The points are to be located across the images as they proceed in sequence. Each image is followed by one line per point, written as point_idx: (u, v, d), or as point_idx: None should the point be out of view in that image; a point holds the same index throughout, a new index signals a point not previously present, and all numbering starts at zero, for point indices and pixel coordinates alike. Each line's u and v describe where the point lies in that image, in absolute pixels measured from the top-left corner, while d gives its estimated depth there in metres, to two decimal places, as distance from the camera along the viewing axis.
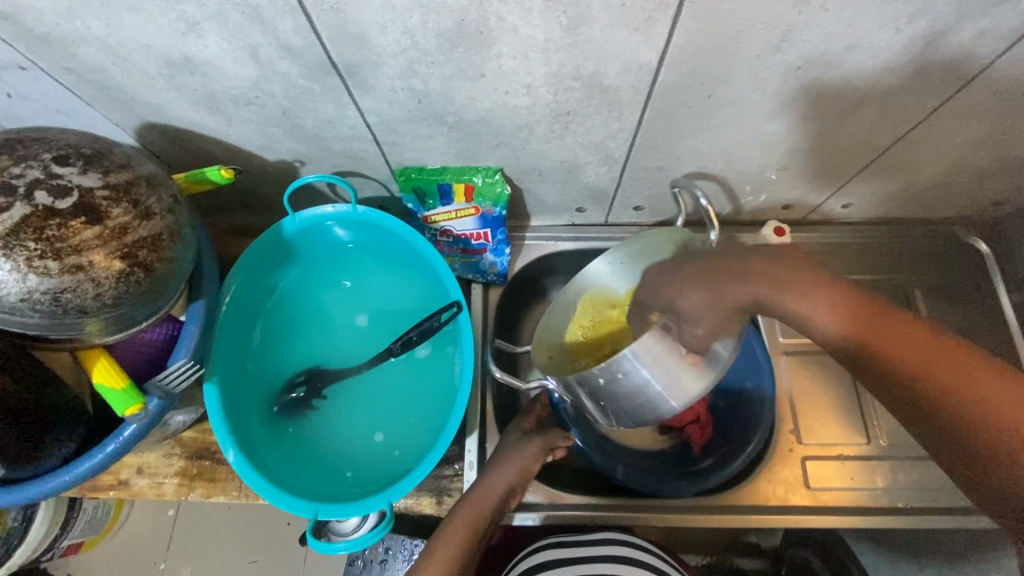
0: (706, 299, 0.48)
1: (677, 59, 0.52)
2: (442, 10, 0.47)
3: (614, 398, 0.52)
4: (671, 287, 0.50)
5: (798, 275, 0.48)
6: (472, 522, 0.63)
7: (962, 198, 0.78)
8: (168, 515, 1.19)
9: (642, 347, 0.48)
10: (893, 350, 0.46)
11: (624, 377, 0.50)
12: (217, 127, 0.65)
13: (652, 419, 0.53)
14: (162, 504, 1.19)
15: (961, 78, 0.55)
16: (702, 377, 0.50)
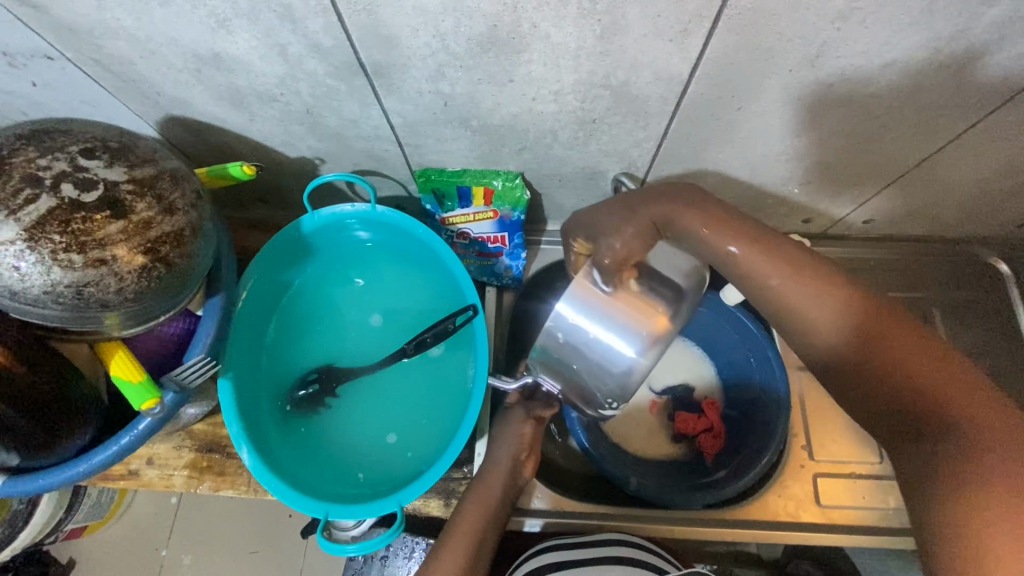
0: (622, 218, 0.49)
1: (710, 71, 0.51)
2: (475, 15, 0.46)
3: (584, 356, 0.48)
4: (591, 218, 0.51)
5: (800, 266, 0.50)
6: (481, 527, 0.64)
7: (986, 218, 0.77)
8: (171, 502, 1.19)
9: (578, 293, 0.46)
10: (896, 359, 0.47)
11: (577, 329, 0.46)
12: (240, 122, 0.65)
13: (631, 372, 0.47)
14: (166, 492, 1.20)
15: (997, 99, 0.54)
16: (658, 309, 0.46)
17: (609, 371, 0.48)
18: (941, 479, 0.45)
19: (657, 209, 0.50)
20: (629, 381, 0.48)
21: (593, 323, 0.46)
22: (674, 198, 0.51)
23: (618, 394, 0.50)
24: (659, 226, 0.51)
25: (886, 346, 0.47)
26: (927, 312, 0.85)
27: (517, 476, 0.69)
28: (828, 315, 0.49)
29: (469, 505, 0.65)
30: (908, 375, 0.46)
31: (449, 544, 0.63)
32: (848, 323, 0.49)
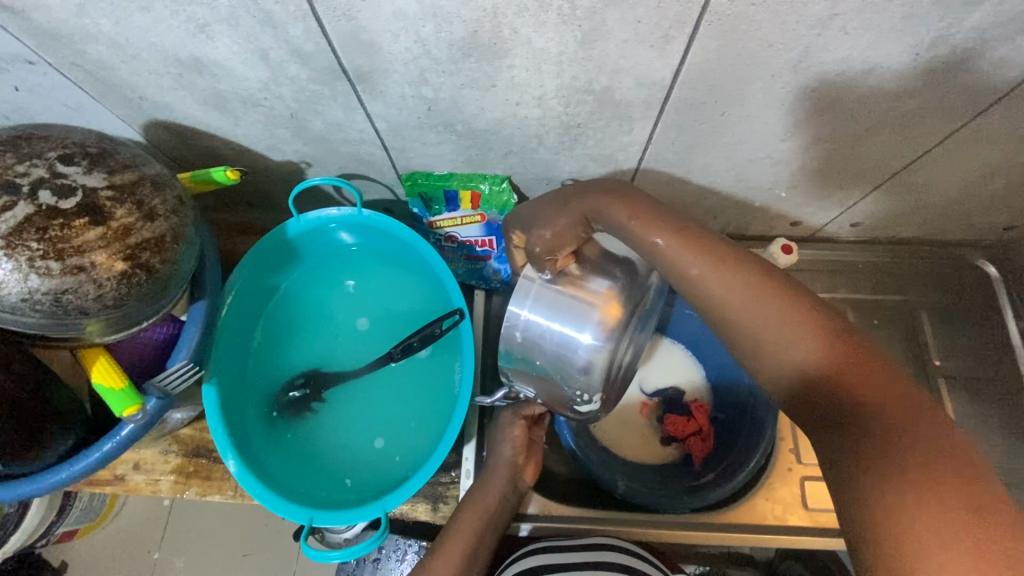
0: (554, 213, 0.53)
1: (692, 76, 0.51)
2: (456, 21, 0.46)
3: (543, 349, 0.55)
4: (530, 213, 0.56)
5: (747, 276, 0.46)
6: (468, 533, 0.63)
7: (974, 221, 0.77)
8: (163, 506, 1.19)
9: (525, 295, 0.54)
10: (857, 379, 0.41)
11: (531, 326, 0.54)
12: (224, 127, 0.65)
13: (586, 355, 0.53)
14: (157, 495, 1.19)
15: (980, 104, 0.54)
16: (595, 296, 0.53)
17: (570, 361, 0.54)
18: (868, 514, 0.38)
19: (586, 201, 0.53)
20: (586, 364, 0.54)
21: (542, 319, 0.54)
22: (604, 192, 0.52)
23: (586, 382, 0.55)
24: (586, 218, 0.53)
25: (837, 363, 0.42)
26: (916, 315, 0.84)
27: (507, 482, 0.68)
28: (778, 326, 0.44)
29: (458, 511, 0.65)
30: (857, 395, 0.41)
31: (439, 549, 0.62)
32: (802, 335, 0.43)
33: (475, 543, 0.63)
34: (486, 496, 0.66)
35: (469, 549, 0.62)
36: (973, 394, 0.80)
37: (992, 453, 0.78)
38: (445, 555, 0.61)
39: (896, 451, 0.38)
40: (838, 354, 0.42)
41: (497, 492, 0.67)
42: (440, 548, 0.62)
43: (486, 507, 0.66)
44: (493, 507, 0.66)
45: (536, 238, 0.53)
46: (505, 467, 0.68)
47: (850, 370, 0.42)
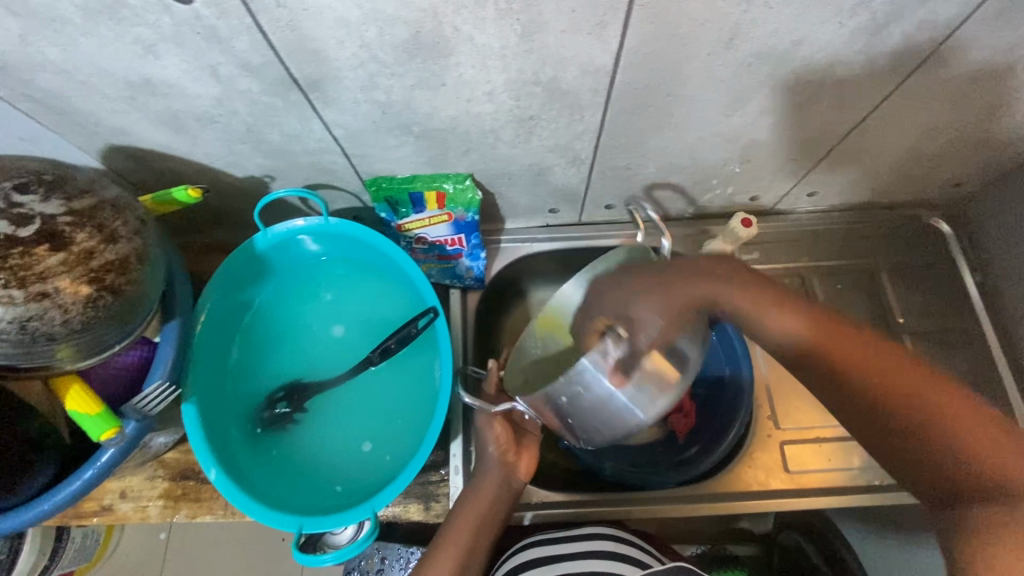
0: (657, 305, 0.52)
1: (632, 60, 0.53)
2: (397, 23, 0.47)
3: (584, 418, 0.53)
4: (630, 297, 0.53)
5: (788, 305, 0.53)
6: (462, 534, 0.64)
7: (922, 180, 0.80)
8: (160, 538, 1.17)
9: (601, 362, 0.48)
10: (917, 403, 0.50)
11: (586, 397, 0.50)
12: (183, 146, 0.65)
13: (623, 432, 0.53)
14: (153, 528, 1.18)
15: (906, 67, 0.57)
16: (670, 381, 0.50)
17: (621, 429, 0.52)
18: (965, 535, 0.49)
19: (684, 293, 0.53)
20: (615, 437, 0.54)
21: (612, 389, 0.49)
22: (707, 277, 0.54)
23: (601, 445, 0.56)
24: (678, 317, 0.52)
25: (871, 364, 0.51)
26: (876, 277, 0.87)
27: (500, 474, 0.69)
28: (786, 330, 0.53)
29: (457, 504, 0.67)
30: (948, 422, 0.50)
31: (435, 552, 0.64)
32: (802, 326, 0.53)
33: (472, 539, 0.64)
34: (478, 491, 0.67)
35: (467, 546, 0.64)
36: (937, 348, 0.83)
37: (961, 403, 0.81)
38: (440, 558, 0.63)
39: (968, 464, 0.49)
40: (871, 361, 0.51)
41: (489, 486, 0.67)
42: (436, 551, 0.63)
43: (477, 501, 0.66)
44: (486, 501, 0.67)
45: (645, 331, 0.51)
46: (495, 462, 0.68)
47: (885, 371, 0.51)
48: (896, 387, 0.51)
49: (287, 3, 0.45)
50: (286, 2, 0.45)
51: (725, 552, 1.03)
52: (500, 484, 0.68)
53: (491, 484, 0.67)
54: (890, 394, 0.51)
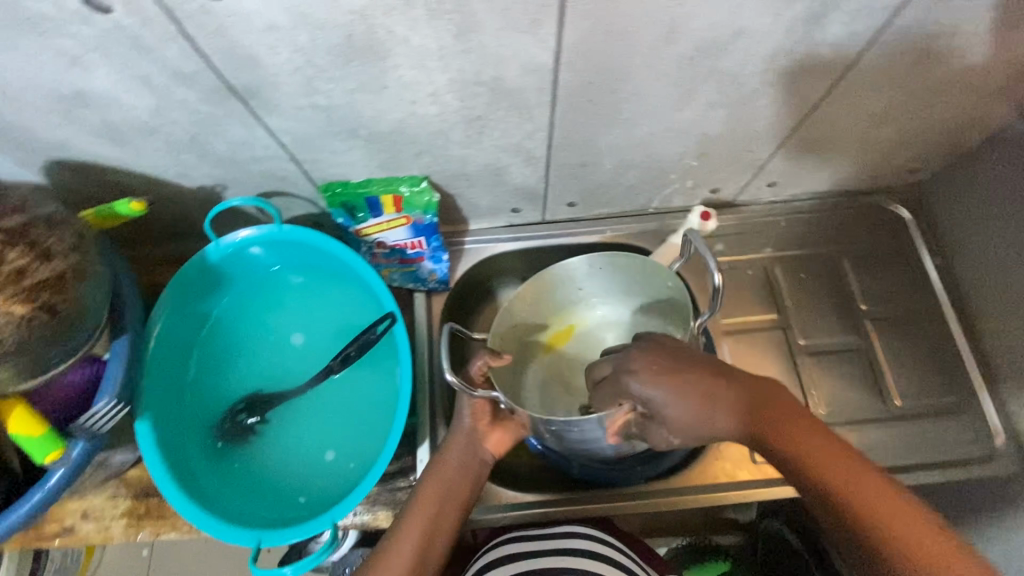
0: (692, 414, 0.52)
1: (573, 57, 0.52)
2: (328, 26, 0.46)
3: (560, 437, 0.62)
4: (663, 388, 0.52)
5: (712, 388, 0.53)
6: (420, 518, 0.61)
7: (879, 167, 0.81)
8: (143, 555, 1.15)
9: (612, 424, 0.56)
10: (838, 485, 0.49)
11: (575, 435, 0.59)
12: (126, 158, 0.64)
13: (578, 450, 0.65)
14: (135, 546, 1.16)
15: (848, 56, 0.57)
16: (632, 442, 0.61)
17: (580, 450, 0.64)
18: None
19: (721, 414, 0.52)
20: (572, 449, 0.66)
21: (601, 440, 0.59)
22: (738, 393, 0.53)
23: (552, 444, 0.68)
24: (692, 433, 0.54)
25: (852, 488, 0.49)
26: (838, 265, 0.88)
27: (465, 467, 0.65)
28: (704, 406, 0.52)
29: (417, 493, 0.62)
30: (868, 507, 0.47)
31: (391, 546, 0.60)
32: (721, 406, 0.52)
33: (434, 523, 0.61)
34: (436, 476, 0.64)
35: (427, 531, 0.60)
36: (900, 334, 0.84)
37: (928, 389, 0.80)
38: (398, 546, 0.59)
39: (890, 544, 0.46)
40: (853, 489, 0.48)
41: (449, 469, 0.64)
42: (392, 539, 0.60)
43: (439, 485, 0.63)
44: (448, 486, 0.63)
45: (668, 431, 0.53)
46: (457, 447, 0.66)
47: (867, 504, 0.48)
48: (813, 466, 0.50)
49: (211, 9, 0.44)
50: (210, 8, 0.44)
51: (710, 542, 1.04)
52: (462, 468, 0.65)
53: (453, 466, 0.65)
54: (859, 518, 0.47)
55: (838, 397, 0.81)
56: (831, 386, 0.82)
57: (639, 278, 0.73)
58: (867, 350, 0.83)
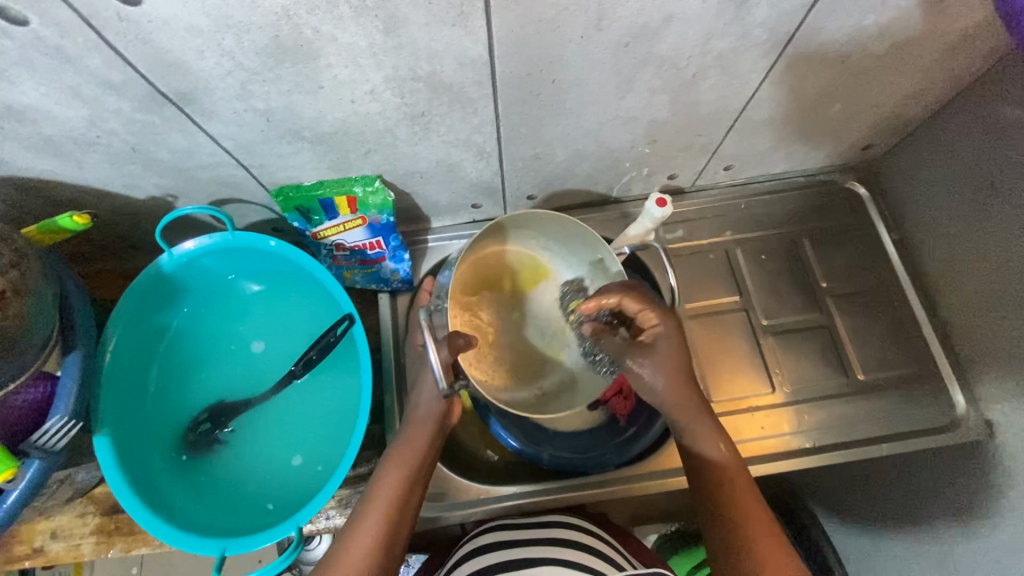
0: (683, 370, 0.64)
1: (506, 49, 0.52)
2: (252, 28, 0.46)
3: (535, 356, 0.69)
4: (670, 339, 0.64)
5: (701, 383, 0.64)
6: (378, 513, 0.58)
7: (832, 145, 0.81)
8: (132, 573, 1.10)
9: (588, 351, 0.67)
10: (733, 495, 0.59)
11: None
12: (69, 172, 0.63)
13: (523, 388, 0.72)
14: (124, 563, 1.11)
15: (782, 37, 0.58)
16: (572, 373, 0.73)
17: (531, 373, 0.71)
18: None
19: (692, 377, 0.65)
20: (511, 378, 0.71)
21: None
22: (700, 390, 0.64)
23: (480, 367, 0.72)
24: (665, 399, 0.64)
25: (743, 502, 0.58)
26: (799, 244, 0.89)
27: (429, 450, 0.63)
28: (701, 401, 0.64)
29: (377, 477, 0.61)
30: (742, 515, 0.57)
31: (349, 538, 0.57)
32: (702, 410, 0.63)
33: (396, 514, 0.59)
34: (395, 467, 0.61)
35: (389, 523, 0.58)
36: (861, 309, 0.85)
37: (889, 361, 0.82)
38: (353, 545, 0.56)
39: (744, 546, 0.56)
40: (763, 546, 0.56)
41: (407, 461, 0.62)
42: (348, 537, 0.57)
43: (397, 478, 0.60)
44: (407, 478, 0.61)
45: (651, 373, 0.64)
46: (416, 436, 0.63)
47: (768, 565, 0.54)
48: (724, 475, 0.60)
49: (129, 16, 0.44)
50: (127, 15, 0.44)
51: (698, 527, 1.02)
52: (421, 457, 0.62)
53: (411, 458, 0.62)
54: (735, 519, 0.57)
55: (801, 375, 0.82)
56: (795, 364, 0.83)
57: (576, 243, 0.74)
58: (830, 327, 0.84)
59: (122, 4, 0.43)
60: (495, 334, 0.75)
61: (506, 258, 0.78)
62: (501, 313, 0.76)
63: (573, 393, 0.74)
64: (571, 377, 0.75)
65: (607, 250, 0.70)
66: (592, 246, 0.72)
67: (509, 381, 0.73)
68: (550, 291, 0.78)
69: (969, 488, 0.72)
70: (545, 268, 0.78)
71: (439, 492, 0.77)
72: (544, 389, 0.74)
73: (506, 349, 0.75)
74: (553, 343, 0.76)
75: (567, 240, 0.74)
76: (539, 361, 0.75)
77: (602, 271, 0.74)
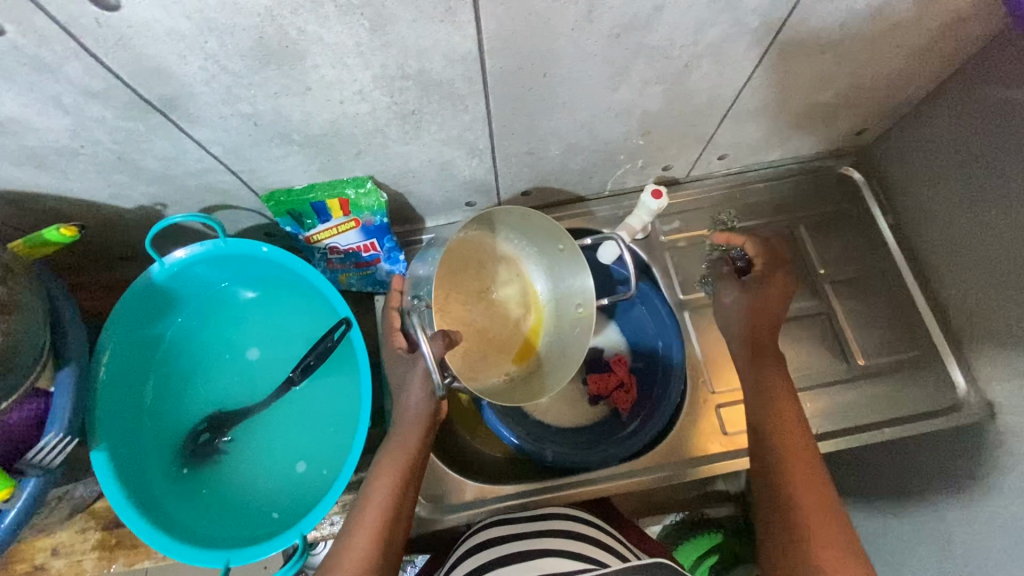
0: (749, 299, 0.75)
1: (497, 44, 0.52)
2: (236, 30, 0.45)
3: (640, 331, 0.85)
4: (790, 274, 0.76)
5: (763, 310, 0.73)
6: (374, 512, 0.57)
7: (827, 131, 0.81)
8: None
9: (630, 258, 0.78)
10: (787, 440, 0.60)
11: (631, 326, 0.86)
12: (53, 184, 0.61)
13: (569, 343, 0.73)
14: None
15: (774, 24, 0.57)
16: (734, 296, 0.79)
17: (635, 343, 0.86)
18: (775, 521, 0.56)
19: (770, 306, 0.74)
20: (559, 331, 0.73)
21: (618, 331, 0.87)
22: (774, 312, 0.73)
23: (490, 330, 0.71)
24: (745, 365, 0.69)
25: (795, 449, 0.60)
26: (795, 231, 0.88)
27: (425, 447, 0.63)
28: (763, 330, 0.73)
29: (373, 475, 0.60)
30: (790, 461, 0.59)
31: (347, 539, 0.56)
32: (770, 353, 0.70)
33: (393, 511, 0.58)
34: (386, 472, 0.60)
35: (386, 522, 0.57)
36: (859, 294, 0.84)
37: (889, 345, 0.82)
38: (348, 558, 0.55)
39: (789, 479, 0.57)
40: (818, 524, 0.54)
41: (396, 465, 0.60)
42: (342, 550, 0.56)
43: (388, 484, 0.59)
44: (399, 482, 0.60)
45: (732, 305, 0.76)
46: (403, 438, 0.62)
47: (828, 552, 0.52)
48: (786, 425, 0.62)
49: (108, 22, 0.43)
50: (106, 20, 0.42)
51: (703, 516, 1.00)
52: (414, 459, 0.61)
53: (400, 461, 0.60)
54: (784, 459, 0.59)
55: (802, 362, 0.82)
56: (795, 352, 0.82)
57: (541, 235, 0.72)
58: (829, 314, 0.84)
59: (100, 10, 0.41)
60: (466, 323, 0.72)
61: (470, 247, 0.74)
62: (467, 304, 0.73)
63: (540, 380, 0.73)
64: (535, 364, 0.75)
65: (568, 241, 0.69)
66: (552, 236, 0.71)
67: (484, 371, 0.71)
68: (509, 281, 0.76)
69: (970, 470, 0.72)
70: (506, 258, 0.76)
71: (440, 494, 0.76)
72: (510, 375, 0.73)
73: (473, 338, 0.72)
74: (516, 330, 0.75)
75: (530, 231, 0.72)
76: (504, 350, 0.74)
77: (564, 260, 0.73)
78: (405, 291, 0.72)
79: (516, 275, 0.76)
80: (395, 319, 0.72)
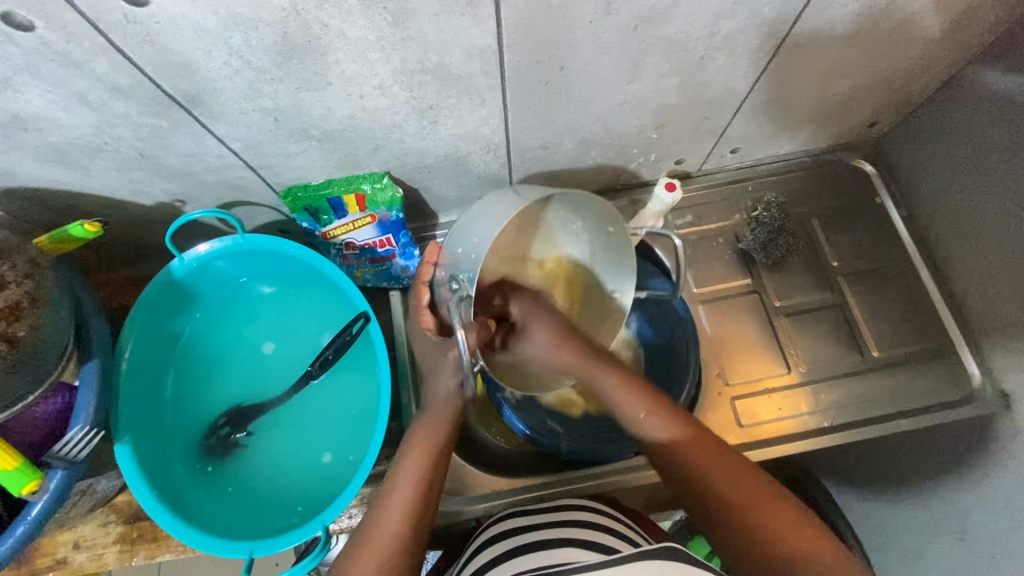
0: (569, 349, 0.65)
1: (515, 37, 0.52)
2: (261, 26, 0.46)
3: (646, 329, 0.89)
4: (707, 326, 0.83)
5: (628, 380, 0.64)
6: (399, 499, 0.57)
7: (838, 125, 0.82)
8: None
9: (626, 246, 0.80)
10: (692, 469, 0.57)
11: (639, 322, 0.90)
12: (76, 181, 0.62)
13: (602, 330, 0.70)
14: None
15: (790, 15, 0.57)
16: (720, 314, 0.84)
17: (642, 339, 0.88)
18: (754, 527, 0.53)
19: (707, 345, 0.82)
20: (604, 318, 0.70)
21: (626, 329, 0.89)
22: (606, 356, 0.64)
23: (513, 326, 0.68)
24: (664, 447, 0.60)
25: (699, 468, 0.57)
26: (808, 225, 0.88)
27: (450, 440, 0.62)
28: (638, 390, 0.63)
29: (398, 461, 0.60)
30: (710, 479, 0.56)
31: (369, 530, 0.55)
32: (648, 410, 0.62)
33: (417, 499, 0.57)
34: (412, 463, 0.59)
35: (408, 510, 0.56)
36: (871, 286, 0.84)
37: (903, 336, 0.81)
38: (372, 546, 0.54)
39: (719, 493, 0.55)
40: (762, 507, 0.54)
41: (416, 472, 0.58)
42: (365, 537, 0.55)
43: (414, 483, 0.58)
44: (427, 470, 0.59)
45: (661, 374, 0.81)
46: (424, 443, 0.60)
47: (827, 565, 0.50)
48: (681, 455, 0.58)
49: (136, 18, 0.43)
50: (135, 16, 0.43)
51: None
52: (439, 448, 0.61)
53: (423, 467, 0.59)
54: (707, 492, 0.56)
55: (816, 355, 0.82)
56: (808, 343, 0.83)
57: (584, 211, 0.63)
58: (841, 306, 0.84)
59: (128, 5, 0.42)
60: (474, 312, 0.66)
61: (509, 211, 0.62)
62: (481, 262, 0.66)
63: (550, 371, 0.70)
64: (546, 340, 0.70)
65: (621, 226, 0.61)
66: (603, 218, 0.62)
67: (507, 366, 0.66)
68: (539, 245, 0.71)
69: (984, 461, 0.72)
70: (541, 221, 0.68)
71: (457, 486, 0.77)
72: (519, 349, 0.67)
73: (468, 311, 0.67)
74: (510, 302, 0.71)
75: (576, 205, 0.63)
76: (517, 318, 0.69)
77: (609, 243, 0.66)
78: (439, 263, 0.63)
79: (553, 241, 0.71)
80: (425, 295, 0.64)
